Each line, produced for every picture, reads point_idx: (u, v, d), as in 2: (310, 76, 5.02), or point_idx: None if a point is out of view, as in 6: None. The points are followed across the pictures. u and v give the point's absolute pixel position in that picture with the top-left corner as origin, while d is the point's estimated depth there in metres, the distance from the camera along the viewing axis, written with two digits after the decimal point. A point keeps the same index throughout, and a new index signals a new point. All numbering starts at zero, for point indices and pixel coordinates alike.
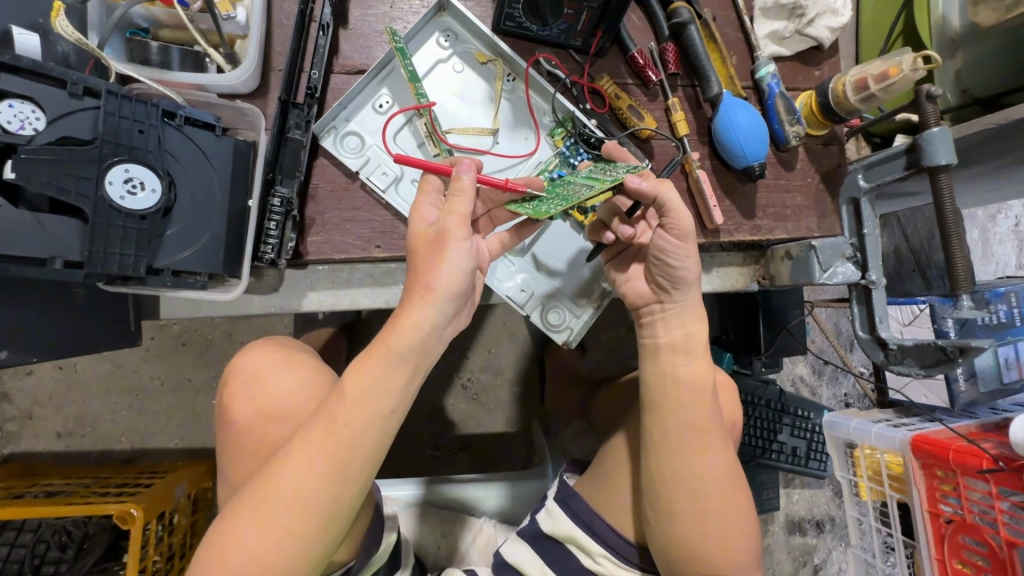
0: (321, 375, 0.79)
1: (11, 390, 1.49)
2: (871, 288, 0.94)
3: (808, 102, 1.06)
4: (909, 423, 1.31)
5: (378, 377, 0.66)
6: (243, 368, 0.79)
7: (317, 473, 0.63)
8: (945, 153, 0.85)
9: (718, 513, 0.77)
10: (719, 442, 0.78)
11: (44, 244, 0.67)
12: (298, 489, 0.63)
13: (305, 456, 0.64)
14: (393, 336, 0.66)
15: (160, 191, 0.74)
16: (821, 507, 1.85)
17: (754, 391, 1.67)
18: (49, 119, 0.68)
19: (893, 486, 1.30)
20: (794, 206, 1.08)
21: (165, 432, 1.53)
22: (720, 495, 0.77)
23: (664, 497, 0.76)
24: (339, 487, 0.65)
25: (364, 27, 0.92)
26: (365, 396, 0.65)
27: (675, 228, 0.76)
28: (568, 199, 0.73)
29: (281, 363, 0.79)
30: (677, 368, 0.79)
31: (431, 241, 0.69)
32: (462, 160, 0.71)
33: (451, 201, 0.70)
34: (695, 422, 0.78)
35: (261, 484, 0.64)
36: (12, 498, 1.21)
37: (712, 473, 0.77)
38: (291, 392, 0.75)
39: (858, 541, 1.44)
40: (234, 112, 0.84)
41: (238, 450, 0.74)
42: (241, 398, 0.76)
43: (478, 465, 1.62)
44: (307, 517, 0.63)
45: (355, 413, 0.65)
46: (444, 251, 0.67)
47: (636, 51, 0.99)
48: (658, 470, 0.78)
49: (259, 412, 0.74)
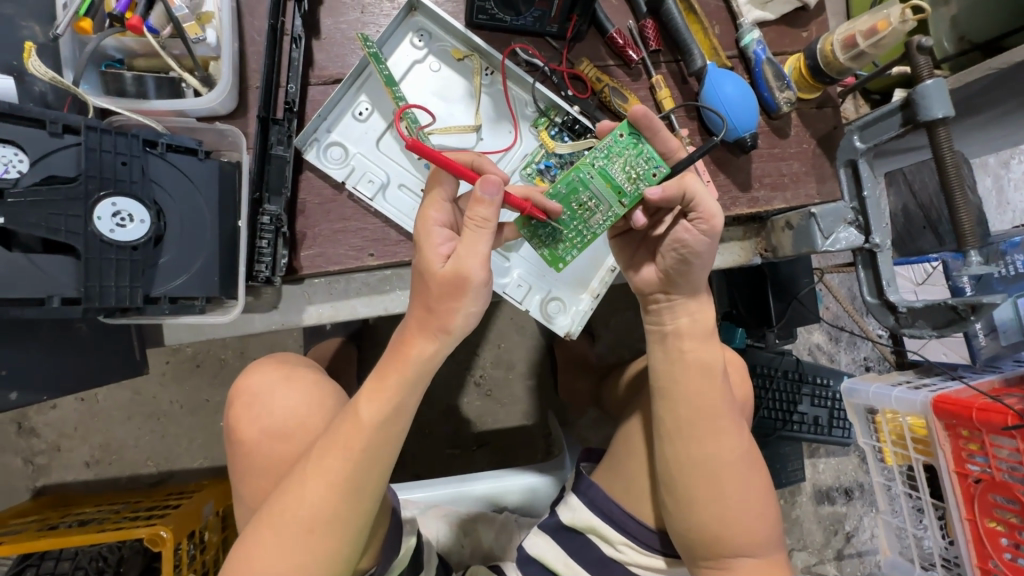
0: (323, 391, 0.79)
1: (37, 425, 1.52)
2: (875, 252, 0.91)
3: (796, 66, 1.03)
4: (930, 383, 1.29)
5: (389, 403, 0.65)
6: (246, 390, 0.79)
7: (333, 500, 0.64)
8: (941, 105, 0.81)
9: (737, 496, 0.75)
10: (732, 423, 0.77)
11: (39, 282, 0.68)
12: (315, 511, 0.63)
13: (320, 479, 0.64)
14: (403, 364, 0.66)
15: (149, 221, 0.75)
16: (848, 474, 1.83)
17: (769, 364, 1.64)
18: (32, 160, 0.68)
19: (918, 447, 1.28)
20: (792, 173, 1.05)
21: (190, 453, 1.56)
22: (738, 478, 0.76)
23: (681, 484, 0.75)
24: (354, 507, 0.65)
25: (337, 35, 0.91)
26: (377, 421, 0.65)
27: (701, 219, 0.74)
28: (585, 238, 0.79)
29: (284, 383, 0.79)
30: (682, 351, 0.78)
31: (448, 283, 0.64)
32: (486, 176, 0.63)
33: (465, 243, 0.64)
34: (708, 407, 0.76)
35: (276, 507, 0.64)
36: (47, 530, 1.24)
37: (729, 458, 0.76)
38: (297, 412, 0.76)
39: (886, 506, 1.42)
40: (215, 134, 0.84)
41: (248, 470, 0.75)
42: (246, 420, 0.77)
43: (498, 459, 1.63)
44: (325, 537, 0.64)
45: (367, 438, 0.65)
46: (464, 296, 0.64)
47: (614, 31, 0.97)
48: (674, 459, 0.76)
49: (265, 432, 0.75)
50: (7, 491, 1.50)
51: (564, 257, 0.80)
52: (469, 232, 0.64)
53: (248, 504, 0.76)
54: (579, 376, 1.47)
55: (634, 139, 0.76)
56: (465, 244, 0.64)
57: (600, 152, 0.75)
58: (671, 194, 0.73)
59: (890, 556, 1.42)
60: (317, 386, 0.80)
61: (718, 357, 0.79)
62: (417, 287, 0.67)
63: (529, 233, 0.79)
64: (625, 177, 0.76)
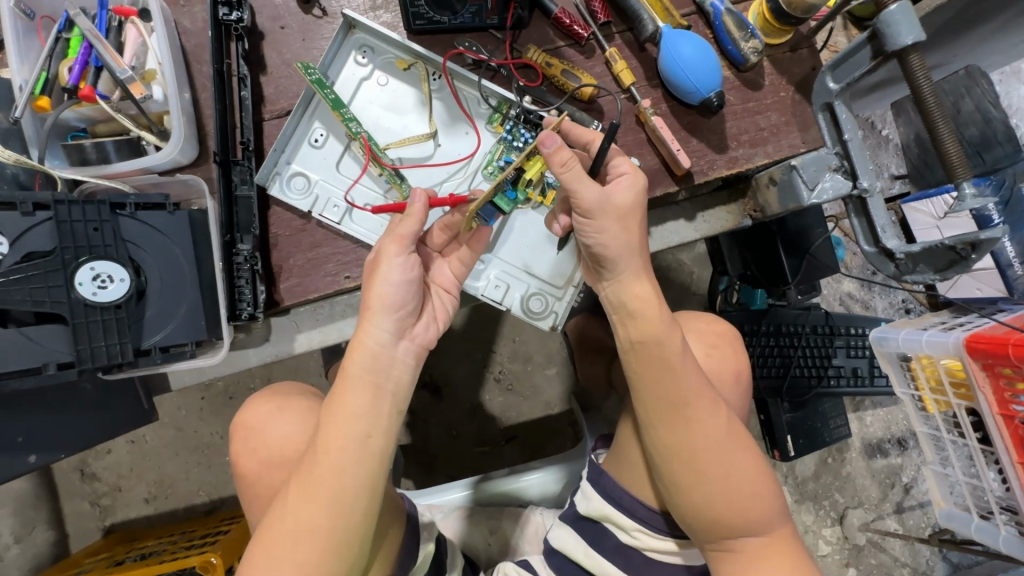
0: (312, 415, 0.81)
1: (96, 469, 1.47)
2: (865, 197, 0.86)
3: (760, 11, 0.96)
4: (964, 323, 1.19)
5: (344, 407, 0.64)
6: (244, 423, 0.83)
7: (309, 512, 0.62)
8: (909, 31, 0.75)
9: (723, 480, 0.73)
10: (707, 407, 0.73)
11: (34, 354, 0.73)
12: (295, 524, 0.62)
13: (295, 494, 0.63)
14: (351, 366, 0.65)
15: (128, 279, 0.78)
16: (899, 424, 1.68)
17: (796, 320, 1.48)
18: (11, 241, 0.73)
19: (958, 393, 1.18)
20: (771, 126, 0.99)
21: None
22: (722, 460, 0.73)
23: (663, 465, 0.74)
24: (332, 516, 0.62)
25: (284, 68, 0.93)
26: (338, 426, 0.64)
27: (576, 205, 0.71)
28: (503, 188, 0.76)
29: (276, 412, 0.82)
30: (637, 343, 0.74)
31: (369, 268, 0.70)
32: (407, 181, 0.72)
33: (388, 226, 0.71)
34: (678, 392, 0.73)
35: (261, 528, 0.64)
36: (113, 567, 1.24)
37: (706, 442, 0.73)
38: (289, 438, 0.79)
39: (935, 456, 1.32)
40: (180, 185, 0.88)
41: (259, 499, 0.79)
42: (246, 451, 0.81)
43: (530, 455, 1.56)
44: (309, 553, 0.62)
45: (329, 444, 0.63)
46: (377, 271, 0.68)
47: (558, 11, 0.93)
48: (657, 440, 0.74)
49: (263, 462, 0.79)
50: (77, 533, 1.46)
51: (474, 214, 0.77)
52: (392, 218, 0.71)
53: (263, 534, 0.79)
54: (593, 361, 1.44)
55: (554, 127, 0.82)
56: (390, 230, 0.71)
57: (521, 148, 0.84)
58: (554, 156, 0.70)
59: (946, 506, 1.33)
60: (307, 411, 0.82)
61: (678, 339, 0.74)
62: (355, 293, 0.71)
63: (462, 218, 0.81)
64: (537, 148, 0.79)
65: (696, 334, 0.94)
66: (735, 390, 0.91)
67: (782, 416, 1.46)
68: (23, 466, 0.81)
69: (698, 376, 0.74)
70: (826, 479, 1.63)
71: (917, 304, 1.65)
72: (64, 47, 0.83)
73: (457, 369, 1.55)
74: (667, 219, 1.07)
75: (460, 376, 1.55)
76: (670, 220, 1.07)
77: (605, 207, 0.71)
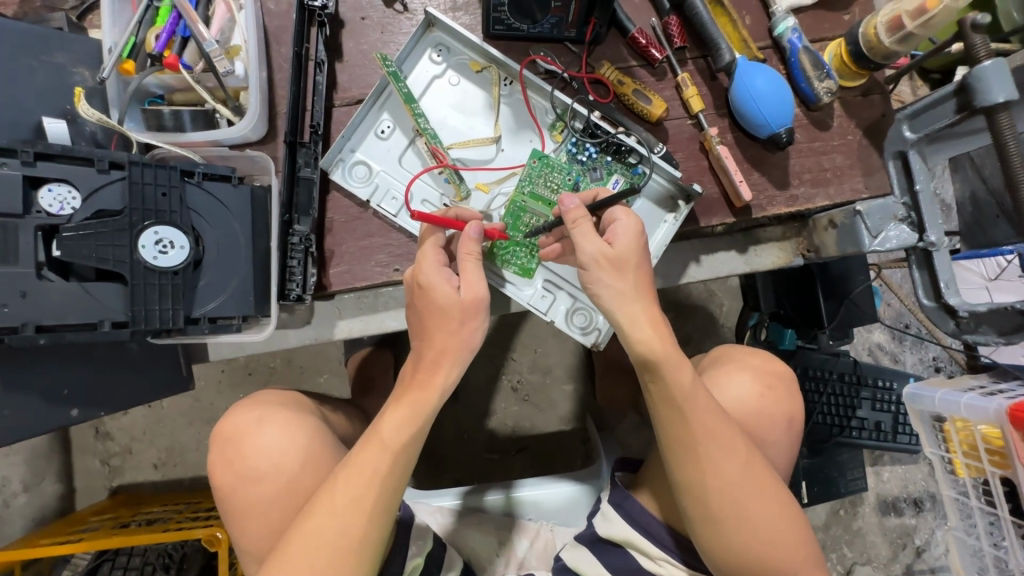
0: (300, 426, 0.81)
1: (111, 429, 1.48)
2: (930, 250, 0.84)
3: (837, 52, 0.96)
4: (1006, 391, 1.15)
5: (409, 427, 0.68)
6: (227, 431, 0.80)
7: (357, 522, 0.64)
8: (1000, 88, 0.76)
9: (764, 534, 0.72)
10: (746, 452, 0.72)
11: (92, 308, 0.75)
12: (347, 535, 0.64)
13: (349, 505, 0.64)
14: (422, 393, 0.69)
15: (188, 247, 0.79)
16: (917, 484, 1.63)
17: (824, 365, 1.47)
18: (84, 196, 0.74)
19: (993, 460, 1.14)
20: (835, 168, 0.98)
21: None
22: (758, 511, 0.72)
23: (713, 512, 0.71)
24: (373, 528, 0.65)
25: (360, 58, 0.95)
26: (398, 442, 0.67)
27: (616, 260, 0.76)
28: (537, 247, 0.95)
29: (257, 424, 0.80)
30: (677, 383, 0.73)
31: (467, 308, 0.71)
32: (474, 221, 0.76)
33: (470, 273, 0.73)
34: (733, 438, 0.71)
35: (308, 535, 0.64)
36: (119, 529, 1.24)
37: (745, 485, 0.72)
38: (276, 450, 0.77)
39: (958, 522, 1.27)
40: (247, 161, 0.89)
41: (242, 508, 0.77)
42: (225, 465, 0.78)
43: (539, 469, 1.53)
44: (357, 559, 0.64)
45: (394, 458, 0.67)
46: (475, 321, 0.72)
47: (635, 31, 0.94)
48: (706, 486, 0.71)
49: (249, 473, 0.77)
50: (85, 490, 1.47)
51: (531, 267, 0.95)
52: (472, 264, 0.74)
53: (248, 534, 0.77)
54: (616, 381, 1.42)
55: (543, 178, 0.93)
56: (468, 275, 0.73)
57: (524, 180, 0.92)
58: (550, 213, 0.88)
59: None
60: (295, 422, 0.81)
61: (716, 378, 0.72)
62: (431, 320, 0.72)
63: (495, 253, 0.94)
64: (550, 190, 0.93)
65: (755, 373, 0.90)
66: (783, 437, 0.89)
67: (801, 461, 1.42)
68: (63, 417, 0.83)
69: (720, 418, 0.72)
70: (837, 531, 1.59)
71: (950, 363, 1.61)
72: (153, 15, 0.85)
73: (476, 373, 1.54)
74: (718, 250, 1.06)
75: (478, 381, 1.54)
76: (720, 250, 1.06)
77: (598, 260, 0.75)
